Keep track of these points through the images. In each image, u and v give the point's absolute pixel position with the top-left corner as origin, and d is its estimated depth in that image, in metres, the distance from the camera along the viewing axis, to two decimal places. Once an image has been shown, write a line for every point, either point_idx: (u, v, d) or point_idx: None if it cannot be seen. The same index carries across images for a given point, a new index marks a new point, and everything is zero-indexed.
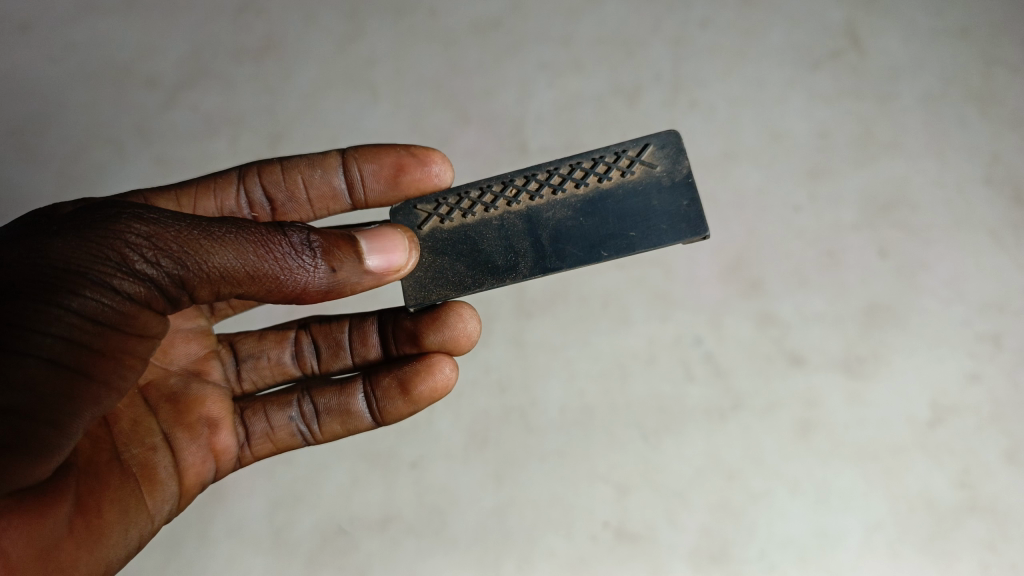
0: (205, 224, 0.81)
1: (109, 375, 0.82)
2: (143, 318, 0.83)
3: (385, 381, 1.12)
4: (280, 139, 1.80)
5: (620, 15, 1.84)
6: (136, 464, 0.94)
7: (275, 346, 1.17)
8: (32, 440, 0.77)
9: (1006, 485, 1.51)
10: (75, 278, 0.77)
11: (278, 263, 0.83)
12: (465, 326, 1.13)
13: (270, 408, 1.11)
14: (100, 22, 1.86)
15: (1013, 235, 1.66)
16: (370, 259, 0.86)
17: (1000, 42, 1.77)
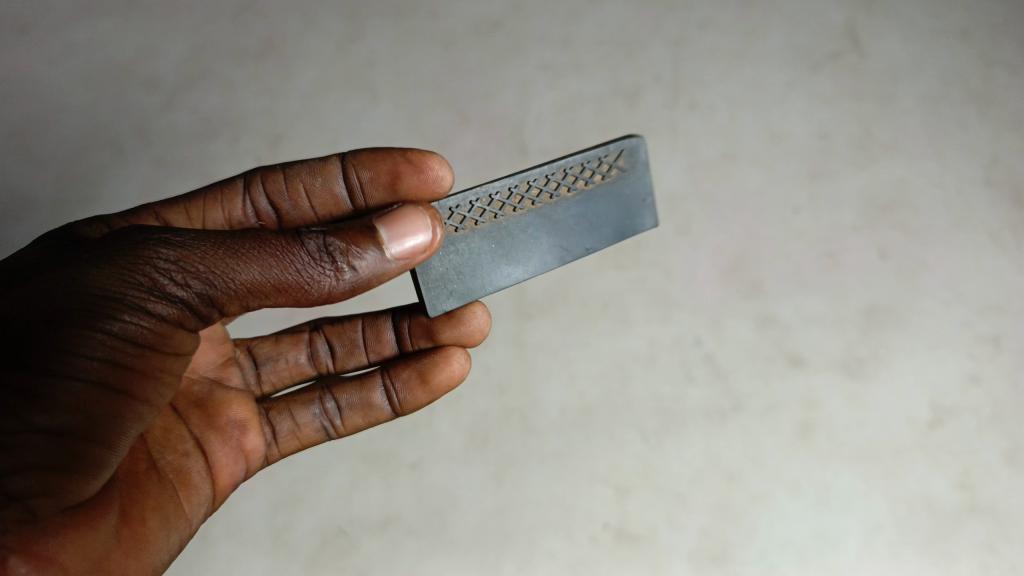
0: (230, 241, 0.79)
1: (149, 391, 0.82)
2: (179, 338, 0.82)
3: (403, 373, 1.13)
4: (279, 140, 1.81)
5: (620, 16, 1.84)
6: (172, 470, 0.94)
7: (291, 347, 1.17)
8: (81, 460, 0.77)
9: (1006, 486, 1.51)
10: (111, 304, 0.76)
11: (304, 274, 0.79)
12: (475, 320, 1.14)
13: (294, 406, 1.12)
14: (99, 24, 1.86)
15: (1013, 237, 1.67)
16: (390, 249, 0.81)
17: (999, 44, 1.79)
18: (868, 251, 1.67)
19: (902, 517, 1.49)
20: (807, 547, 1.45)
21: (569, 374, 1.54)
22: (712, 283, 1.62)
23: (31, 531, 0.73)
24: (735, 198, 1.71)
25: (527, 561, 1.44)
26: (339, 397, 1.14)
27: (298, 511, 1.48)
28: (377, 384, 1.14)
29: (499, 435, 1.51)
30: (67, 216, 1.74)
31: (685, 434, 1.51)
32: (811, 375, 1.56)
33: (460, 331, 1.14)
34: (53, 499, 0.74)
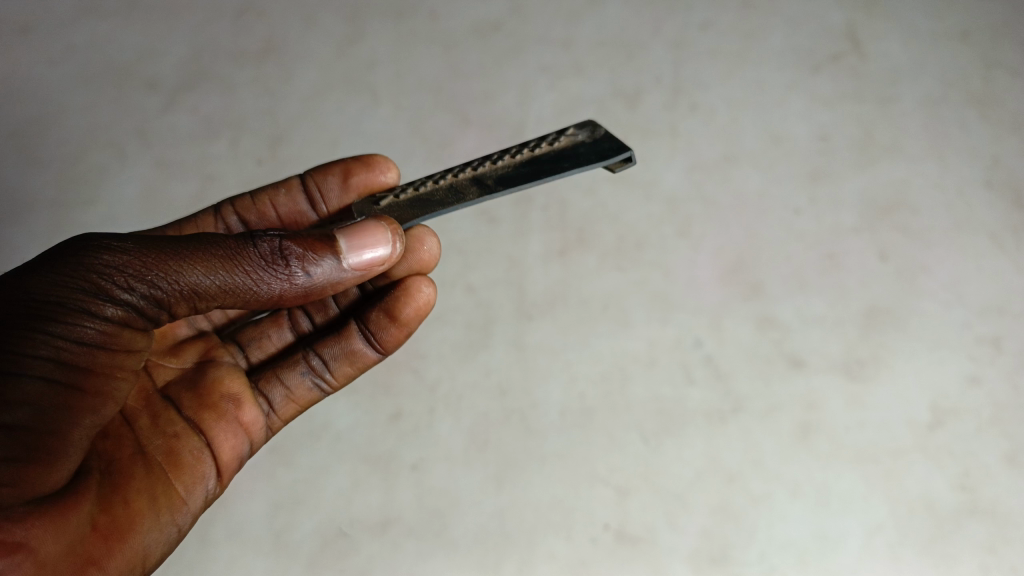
0: (174, 247, 0.86)
1: (104, 386, 0.86)
2: (129, 337, 0.87)
3: (373, 312, 1.13)
4: (279, 143, 1.79)
5: (620, 18, 1.85)
6: (160, 454, 0.96)
7: (273, 326, 1.19)
8: (42, 451, 0.80)
9: (1008, 488, 1.50)
10: (60, 308, 0.81)
11: (247, 276, 0.89)
12: (425, 246, 1.14)
13: (281, 371, 1.12)
14: (98, 26, 1.89)
15: (1014, 238, 1.66)
16: (349, 257, 0.92)
17: (1000, 47, 1.81)
18: (867, 252, 1.67)
19: (903, 519, 1.47)
20: (808, 548, 1.45)
21: (569, 376, 1.55)
22: (711, 285, 1.62)
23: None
24: (735, 198, 1.70)
25: (527, 563, 1.43)
26: (323, 351, 1.14)
27: (299, 513, 1.48)
28: (354, 329, 1.14)
29: (499, 437, 1.51)
30: (67, 218, 1.73)
31: (685, 436, 1.51)
32: (811, 377, 1.56)
33: (410, 261, 1.13)
34: (15, 492, 0.77)
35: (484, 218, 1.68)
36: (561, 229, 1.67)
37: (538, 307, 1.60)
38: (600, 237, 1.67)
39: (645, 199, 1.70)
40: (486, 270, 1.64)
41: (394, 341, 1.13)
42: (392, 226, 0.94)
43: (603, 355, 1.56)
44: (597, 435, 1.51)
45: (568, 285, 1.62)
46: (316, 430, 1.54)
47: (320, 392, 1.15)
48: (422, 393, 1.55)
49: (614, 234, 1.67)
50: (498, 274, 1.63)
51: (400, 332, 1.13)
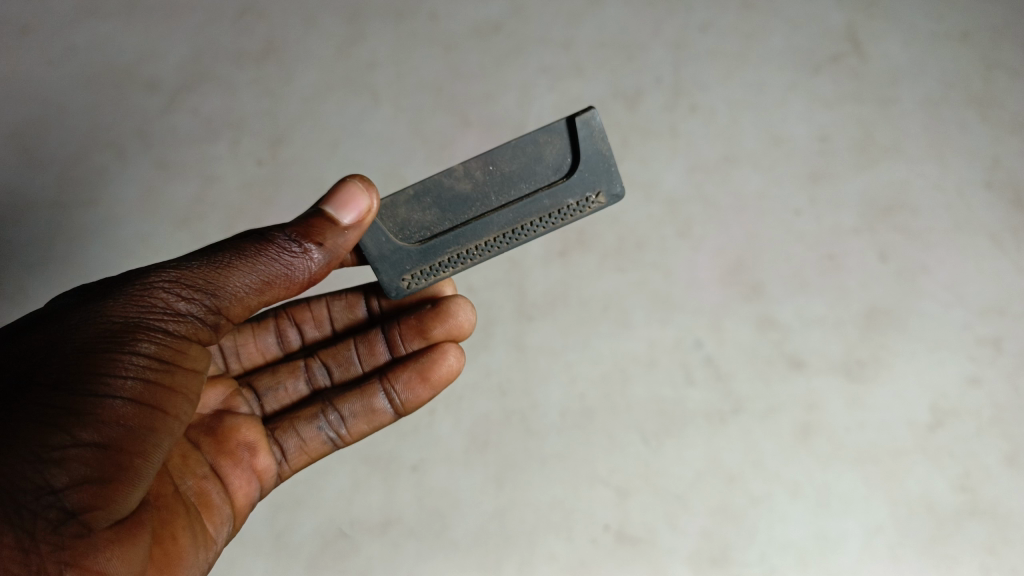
0: (213, 257, 0.90)
1: (180, 407, 0.88)
2: (194, 352, 0.90)
3: (401, 374, 1.17)
4: (280, 143, 1.80)
5: (620, 18, 1.85)
6: (192, 494, 0.98)
7: (289, 376, 1.20)
8: (123, 471, 0.81)
9: (1007, 489, 1.50)
10: (131, 330, 0.85)
11: (285, 264, 0.91)
12: (462, 315, 1.22)
13: (299, 423, 1.15)
14: (98, 26, 1.87)
15: (1014, 240, 1.67)
16: (341, 218, 0.91)
17: (1000, 48, 1.81)
18: (867, 254, 1.67)
19: (902, 520, 1.48)
20: (808, 549, 1.45)
21: (569, 376, 1.55)
22: (712, 286, 1.62)
23: (83, 544, 0.76)
24: (735, 199, 1.70)
25: (527, 563, 1.44)
26: (341, 407, 1.16)
27: (299, 514, 1.48)
28: (377, 388, 1.17)
29: (499, 437, 1.51)
30: (67, 220, 1.73)
31: (686, 437, 1.51)
32: (811, 378, 1.56)
33: (449, 324, 1.21)
34: (103, 511, 0.78)
35: None
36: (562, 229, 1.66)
37: (538, 308, 1.60)
38: (600, 238, 1.66)
39: (645, 199, 1.70)
40: (486, 270, 1.63)
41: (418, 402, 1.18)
42: (360, 181, 0.92)
43: (604, 355, 1.56)
44: (597, 435, 1.51)
45: (568, 285, 1.62)
46: None
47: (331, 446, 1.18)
48: None
49: (614, 235, 1.67)
50: (498, 274, 1.63)
51: (427, 395, 1.19)
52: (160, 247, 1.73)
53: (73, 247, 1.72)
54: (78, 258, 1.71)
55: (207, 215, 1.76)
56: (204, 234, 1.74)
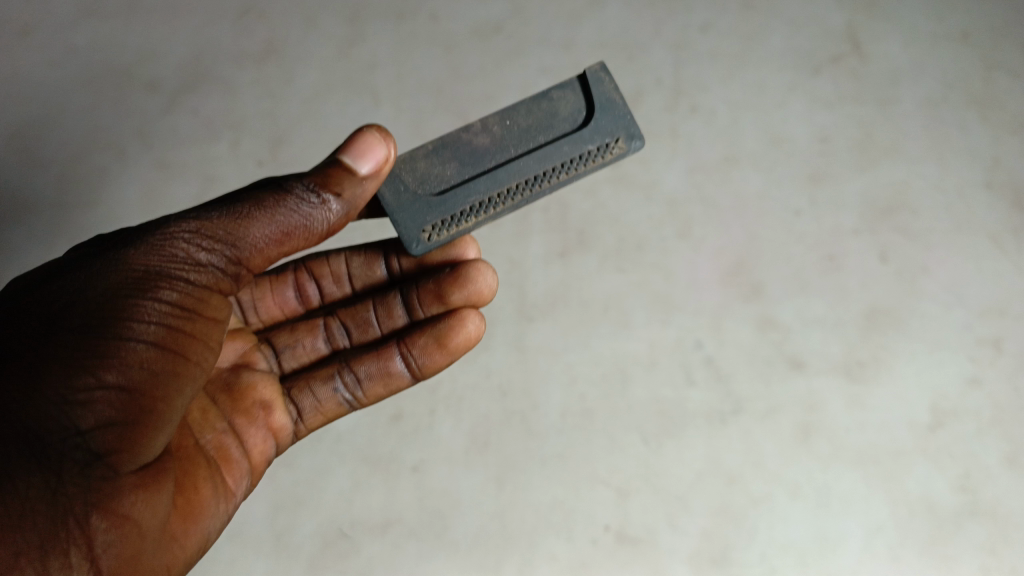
0: (232, 206, 0.90)
1: (198, 354, 0.91)
2: (214, 302, 0.93)
3: (418, 339, 1.19)
4: (280, 144, 1.79)
5: (620, 20, 1.85)
6: (212, 447, 1.03)
7: (307, 334, 1.23)
8: (147, 415, 0.84)
9: (1008, 489, 1.50)
10: (153, 278, 0.87)
11: (304, 215, 0.92)
12: (483, 278, 1.21)
13: (315, 383, 1.17)
14: (98, 27, 1.88)
15: (1014, 240, 1.67)
16: (360, 169, 0.92)
17: (999, 49, 1.81)
18: (868, 254, 1.67)
19: (902, 520, 1.48)
20: (808, 550, 1.45)
21: (569, 377, 1.55)
22: (711, 286, 1.63)
23: (111, 488, 0.81)
24: (735, 200, 1.71)
25: (527, 564, 1.43)
26: (357, 369, 1.19)
27: (300, 514, 1.48)
28: (392, 351, 1.19)
29: (499, 437, 1.51)
30: (67, 219, 1.74)
31: (686, 437, 1.51)
32: (811, 378, 1.56)
33: (468, 291, 1.21)
34: (129, 455, 0.83)
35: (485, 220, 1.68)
36: (562, 230, 1.67)
37: (538, 308, 1.60)
38: (600, 239, 1.67)
39: (646, 200, 1.70)
40: None
41: (435, 366, 1.20)
42: (381, 132, 0.93)
43: (603, 355, 1.57)
44: (597, 435, 1.51)
45: (568, 285, 1.62)
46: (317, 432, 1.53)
47: (347, 407, 1.20)
48: (422, 394, 1.55)
49: (614, 235, 1.67)
50: (499, 276, 1.64)
51: (444, 359, 1.20)
52: None
53: (73, 246, 1.71)
54: None
55: None
56: None
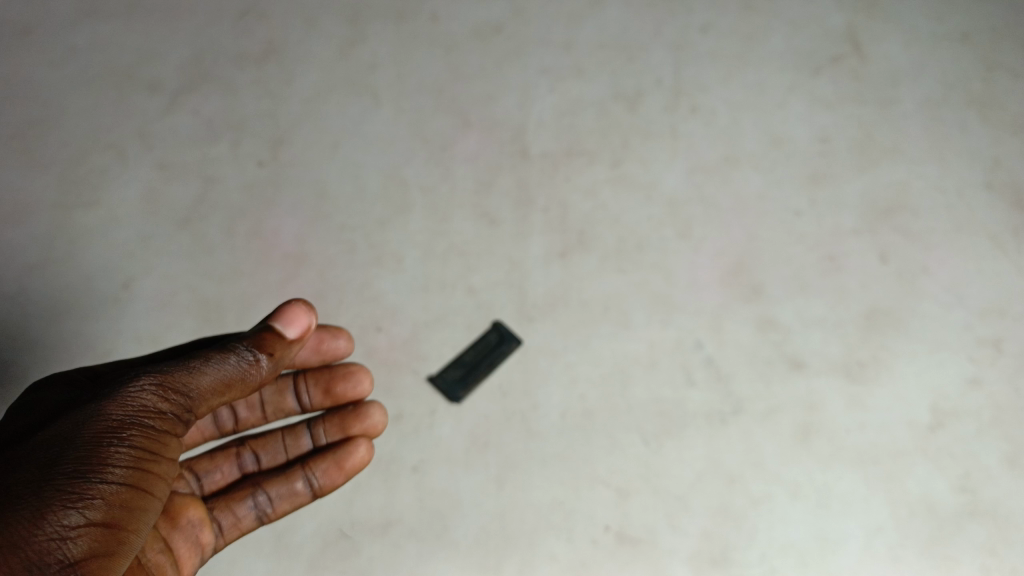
0: (184, 367, 1.05)
1: (156, 486, 1.02)
2: (170, 443, 1.05)
3: (320, 463, 1.38)
4: (281, 144, 1.78)
5: (621, 21, 1.89)
6: (150, 566, 1.14)
7: (224, 461, 1.39)
8: (114, 544, 0.95)
9: (1009, 489, 1.49)
10: (120, 422, 0.99)
11: (240, 369, 1.09)
12: (372, 418, 1.45)
13: (232, 504, 1.33)
14: (99, 28, 1.91)
15: (1014, 240, 1.67)
16: (288, 332, 1.12)
17: (1000, 49, 1.84)
18: (868, 254, 1.67)
19: (903, 521, 1.47)
20: (808, 550, 1.45)
21: (569, 377, 1.55)
22: (711, 286, 1.63)
23: None
24: (735, 201, 1.71)
25: (527, 565, 1.43)
26: (268, 490, 1.36)
27: (301, 514, 1.48)
28: (295, 473, 1.38)
29: (499, 438, 1.51)
30: (68, 220, 1.73)
31: (685, 437, 1.51)
32: (811, 378, 1.56)
33: (365, 424, 1.45)
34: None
35: (485, 221, 1.68)
36: (562, 231, 1.67)
37: (538, 309, 1.61)
38: (600, 239, 1.67)
39: (646, 201, 1.71)
40: (486, 273, 1.64)
41: (333, 486, 1.39)
42: (303, 304, 1.13)
43: (603, 355, 1.57)
44: (597, 435, 1.51)
45: (569, 286, 1.62)
46: None
47: (260, 522, 1.36)
48: (423, 394, 1.55)
49: (614, 235, 1.67)
50: (500, 275, 1.63)
51: (341, 480, 1.39)
52: (160, 249, 1.70)
53: (73, 248, 1.70)
54: (78, 258, 1.69)
55: (210, 216, 1.72)
56: (203, 235, 1.71)
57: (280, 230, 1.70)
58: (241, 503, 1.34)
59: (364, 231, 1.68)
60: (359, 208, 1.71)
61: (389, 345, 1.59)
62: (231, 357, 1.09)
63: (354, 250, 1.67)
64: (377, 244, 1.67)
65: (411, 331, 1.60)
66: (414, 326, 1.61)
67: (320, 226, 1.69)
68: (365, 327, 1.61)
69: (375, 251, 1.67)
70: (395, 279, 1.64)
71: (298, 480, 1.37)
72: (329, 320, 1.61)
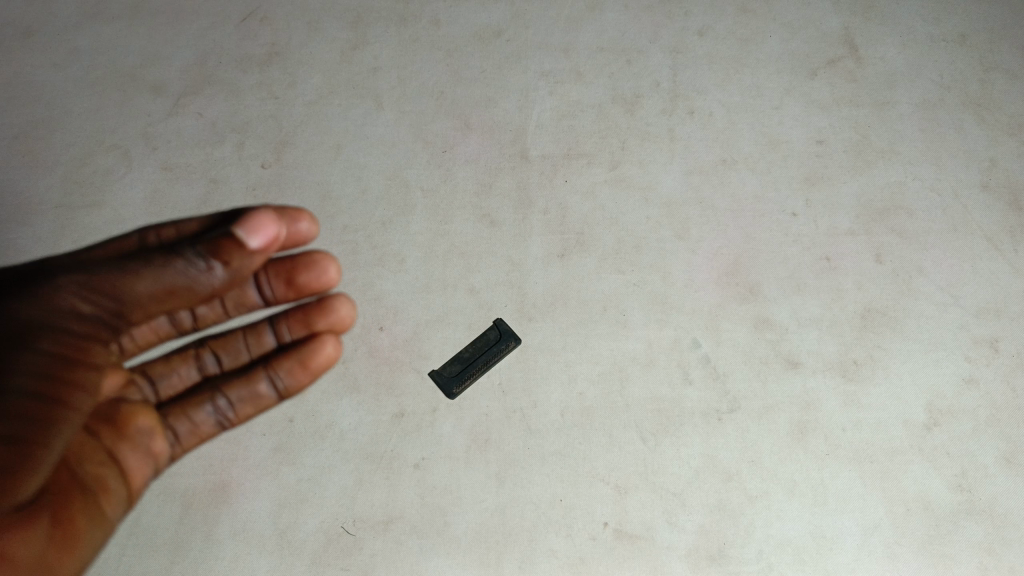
0: (129, 264, 0.94)
1: (71, 398, 0.93)
2: (93, 351, 0.96)
3: (284, 362, 1.15)
4: (284, 147, 1.80)
5: (620, 24, 1.91)
6: (92, 481, 1.02)
7: (181, 364, 1.18)
8: (20, 461, 0.90)
9: (1005, 488, 1.51)
10: (33, 328, 0.91)
11: (190, 276, 0.95)
12: (342, 309, 1.21)
13: (188, 408, 1.13)
14: (103, 31, 1.94)
15: (1010, 240, 1.69)
16: (250, 241, 0.94)
17: (998, 51, 1.88)
18: (864, 255, 1.69)
19: (900, 519, 1.49)
20: (805, 547, 1.47)
21: (569, 376, 1.57)
22: (710, 286, 1.65)
23: None
24: (732, 202, 1.73)
25: (527, 561, 1.45)
26: (228, 393, 1.15)
27: (303, 511, 1.49)
28: (257, 372, 1.15)
29: (499, 436, 1.53)
30: (73, 221, 1.75)
31: (683, 435, 1.53)
32: (808, 377, 1.58)
33: (330, 319, 1.21)
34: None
35: (486, 221, 1.71)
36: (561, 232, 1.70)
37: (538, 308, 1.63)
38: (599, 240, 1.69)
39: (644, 202, 1.73)
40: (487, 273, 1.66)
41: (301, 387, 1.17)
42: (272, 214, 0.96)
43: (603, 354, 1.59)
44: (596, 433, 1.53)
45: (568, 286, 1.65)
46: (321, 430, 1.55)
47: (221, 429, 1.16)
48: (424, 392, 1.57)
49: (613, 236, 1.70)
50: (500, 276, 1.66)
51: (311, 380, 1.17)
52: None
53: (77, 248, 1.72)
54: None
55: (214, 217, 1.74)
56: None
57: None
58: (198, 408, 1.14)
59: (367, 232, 1.71)
60: (362, 209, 1.73)
61: (391, 345, 1.61)
62: (183, 254, 0.95)
63: (356, 248, 1.70)
64: (379, 245, 1.70)
65: (412, 330, 1.62)
66: (416, 325, 1.63)
67: (323, 227, 1.72)
68: (367, 326, 1.63)
69: (378, 252, 1.69)
70: (397, 279, 1.66)
71: (262, 381, 1.15)
72: None
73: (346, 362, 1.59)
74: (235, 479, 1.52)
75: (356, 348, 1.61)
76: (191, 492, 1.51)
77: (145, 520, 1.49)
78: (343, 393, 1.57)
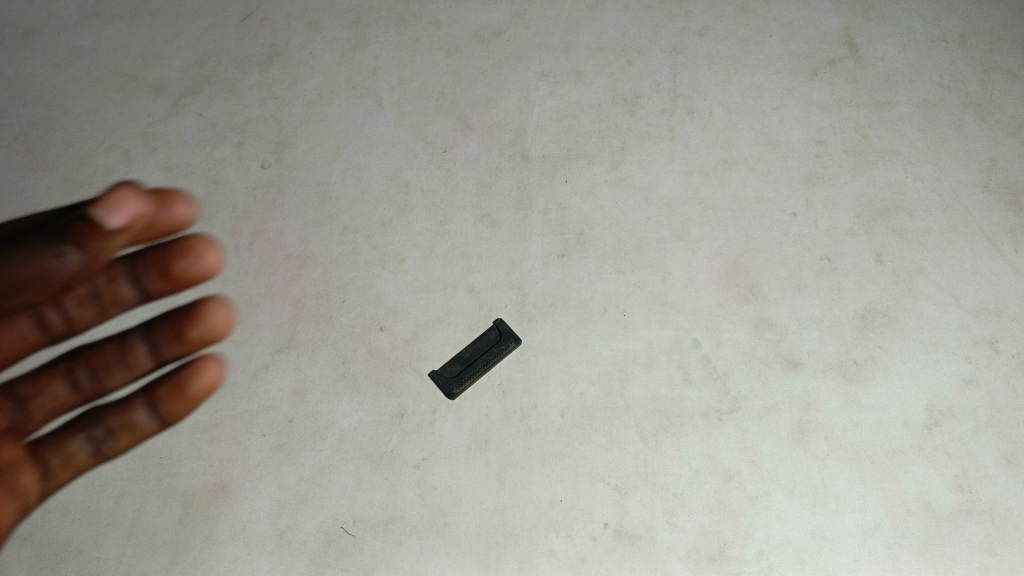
0: None
1: None
2: None
3: (161, 388, 1.15)
4: (284, 147, 1.80)
5: (620, 24, 1.91)
6: None
7: (49, 381, 1.15)
8: None
9: (1006, 488, 1.51)
10: None
11: (40, 265, 0.96)
12: (220, 312, 1.14)
13: (60, 436, 1.12)
14: (103, 31, 1.94)
15: (1011, 241, 1.69)
16: (109, 220, 0.90)
17: (999, 51, 1.88)
18: (864, 255, 1.68)
19: (900, 519, 1.48)
20: (805, 547, 1.47)
21: (569, 376, 1.57)
22: (710, 286, 1.65)
23: None
24: (733, 202, 1.73)
25: (527, 562, 1.45)
26: (106, 419, 1.15)
27: (304, 512, 1.49)
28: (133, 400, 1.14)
29: (499, 436, 1.53)
30: None
31: (684, 435, 1.53)
32: (808, 377, 1.58)
33: (206, 326, 1.15)
34: None
35: (486, 222, 1.71)
36: (561, 233, 1.70)
37: (538, 309, 1.63)
38: (599, 240, 1.69)
39: (644, 202, 1.73)
40: (488, 273, 1.66)
41: (179, 414, 1.17)
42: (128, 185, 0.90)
43: (603, 355, 1.59)
44: (597, 434, 1.53)
45: (569, 286, 1.65)
46: (322, 431, 1.55)
47: (101, 456, 1.16)
48: (424, 393, 1.57)
49: (613, 236, 1.70)
50: (500, 276, 1.66)
51: (185, 407, 1.16)
52: None
53: None
54: None
55: (214, 217, 1.74)
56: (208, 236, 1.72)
57: (284, 231, 1.72)
58: (72, 436, 1.13)
59: (367, 232, 1.71)
60: (362, 210, 1.73)
61: (391, 346, 1.61)
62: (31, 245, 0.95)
63: (355, 249, 1.70)
64: (379, 245, 1.70)
65: (413, 331, 1.62)
66: (416, 325, 1.63)
67: (324, 227, 1.72)
68: (368, 327, 1.63)
69: (378, 252, 1.69)
70: (398, 279, 1.66)
71: (139, 404, 1.14)
72: (332, 321, 1.63)
73: (346, 363, 1.60)
74: (235, 479, 1.52)
75: (356, 349, 1.61)
76: (191, 492, 1.51)
77: (146, 520, 1.49)
78: (343, 393, 1.57)
